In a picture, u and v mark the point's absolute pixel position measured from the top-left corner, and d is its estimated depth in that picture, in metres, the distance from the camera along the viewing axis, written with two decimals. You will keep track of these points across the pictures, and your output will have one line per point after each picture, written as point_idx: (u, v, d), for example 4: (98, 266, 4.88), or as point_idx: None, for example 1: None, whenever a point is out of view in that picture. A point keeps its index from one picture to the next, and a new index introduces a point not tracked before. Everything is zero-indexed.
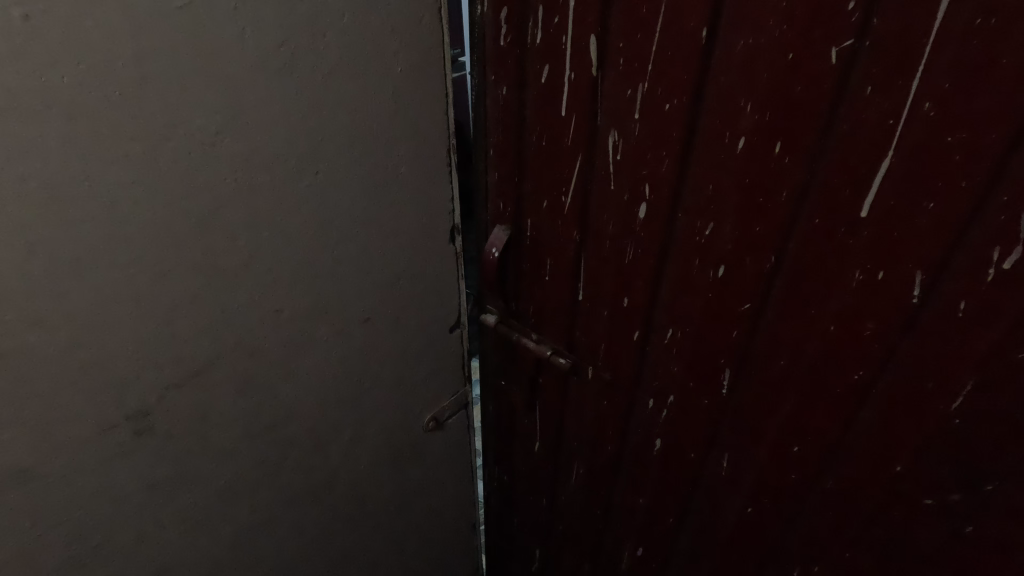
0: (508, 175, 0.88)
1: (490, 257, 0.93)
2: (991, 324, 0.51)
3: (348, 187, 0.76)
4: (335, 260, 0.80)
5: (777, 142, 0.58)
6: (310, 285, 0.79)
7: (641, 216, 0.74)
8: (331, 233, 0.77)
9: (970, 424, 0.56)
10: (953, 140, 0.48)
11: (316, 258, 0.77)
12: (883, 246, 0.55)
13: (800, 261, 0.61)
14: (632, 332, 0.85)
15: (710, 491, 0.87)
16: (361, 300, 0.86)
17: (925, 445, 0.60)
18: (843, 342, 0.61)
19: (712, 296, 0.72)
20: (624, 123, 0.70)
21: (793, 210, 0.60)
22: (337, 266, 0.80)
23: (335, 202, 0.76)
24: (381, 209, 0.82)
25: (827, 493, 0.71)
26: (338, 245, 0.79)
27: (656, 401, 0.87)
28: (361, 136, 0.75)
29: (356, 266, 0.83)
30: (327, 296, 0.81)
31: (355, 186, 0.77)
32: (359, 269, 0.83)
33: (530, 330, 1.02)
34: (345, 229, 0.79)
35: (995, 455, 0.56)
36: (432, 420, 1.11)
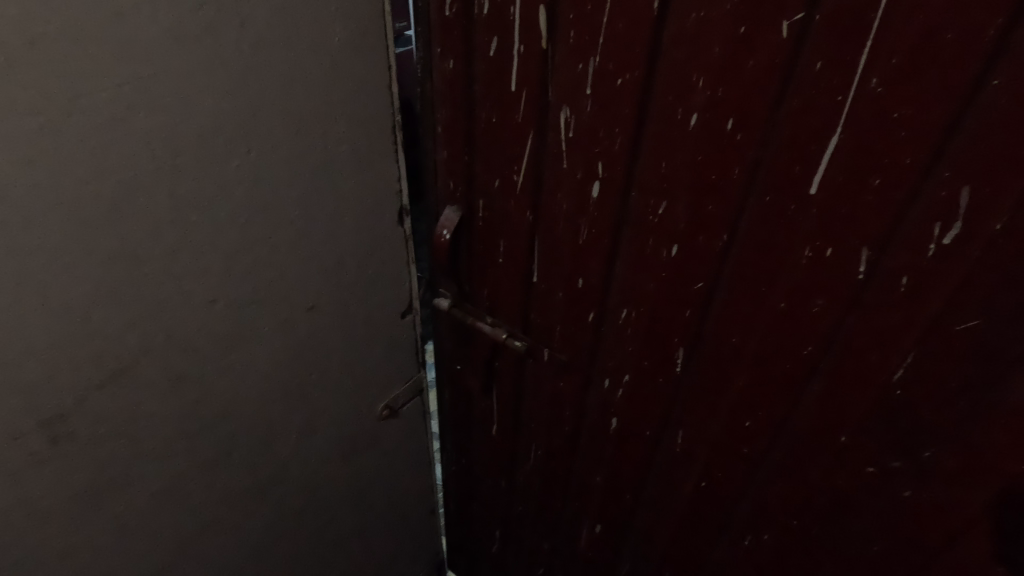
0: (458, 154, 0.85)
1: (440, 239, 0.90)
2: (930, 299, 0.53)
3: (285, 167, 0.71)
4: (275, 246, 0.75)
5: (729, 119, 0.57)
6: (247, 273, 0.73)
7: (595, 195, 0.73)
8: (268, 217, 0.72)
9: (907, 394, 0.59)
10: (899, 117, 0.48)
11: (253, 244, 0.72)
12: (830, 223, 0.56)
13: (751, 239, 0.62)
14: (587, 313, 0.84)
15: (665, 467, 0.89)
16: (305, 287, 0.82)
17: (867, 415, 0.62)
18: (794, 318, 0.63)
19: (666, 275, 0.72)
20: (576, 99, 0.68)
21: (744, 188, 0.60)
22: (276, 252, 0.75)
23: (271, 184, 0.71)
24: (322, 191, 0.77)
25: (777, 464, 0.74)
26: (277, 230, 0.74)
27: (611, 380, 0.88)
28: (297, 112, 0.69)
29: (298, 252, 0.78)
30: (268, 283, 0.77)
31: (293, 165, 0.72)
32: (301, 255, 0.79)
33: (485, 313, 1.00)
34: (283, 212, 0.74)
35: (930, 421, 0.58)
36: (386, 407, 1.08)
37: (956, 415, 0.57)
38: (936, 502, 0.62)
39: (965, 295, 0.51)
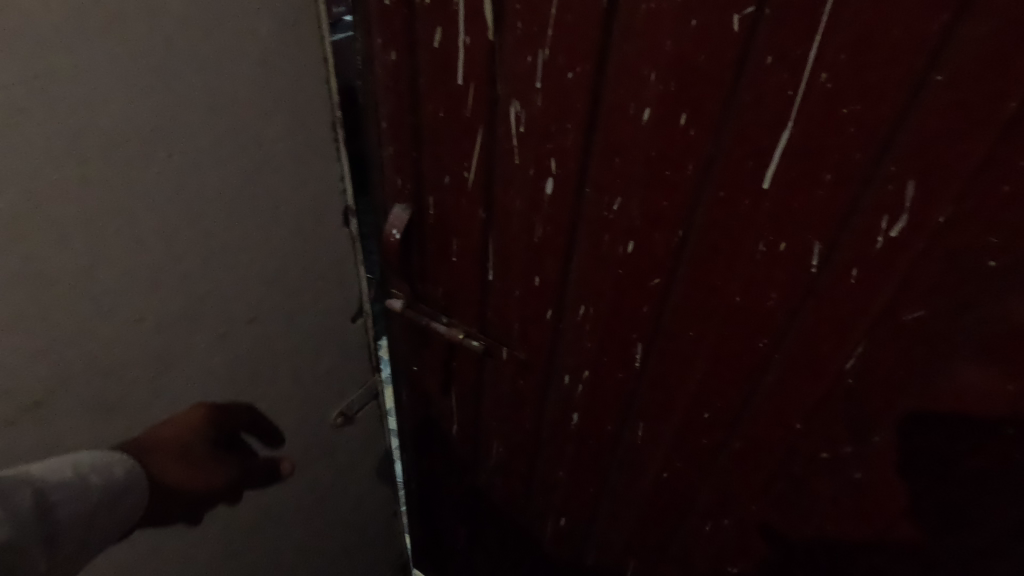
0: (404, 150, 0.81)
1: (389, 238, 0.86)
2: (878, 290, 0.54)
3: (213, 172, 0.66)
4: (206, 257, 0.70)
5: (683, 114, 0.56)
6: (177, 286, 0.68)
7: (549, 191, 0.71)
8: (197, 227, 0.67)
9: (859, 381, 0.60)
10: (848, 112, 0.48)
11: (183, 254, 0.67)
12: (783, 217, 0.56)
13: (706, 234, 0.62)
14: (545, 310, 0.83)
15: (626, 460, 0.89)
16: (244, 298, 0.77)
17: (819, 402, 0.64)
18: (749, 311, 0.63)
19: (622, 272, 0.71)
20: (526, 93, 0.65)
21: (698, 184, 0.60)
22: (208, 262, 0.70)
23: (197, 191, 0.65)
24: (257, 195, 0.72)
25: (735, 453, 0.75)
26: (207, 240, 0.69)
27: (571, 377, 0.87)
28: (225, 112, 0.64)
29: (235, 261, 0.73)
30: (202, 297, 0.72)
31: (223, 170, 0.67)
32: (237, 264, 0.74)
33: (440, 313, 0.97)
34: (214, 220, 0.68)
35: (882, 407, 0.60)
36: (341, 415, 1.04)
37: (905, 401, 0.58)
38: (883, 483, 0.65)
39: (912, 285, 0.53)
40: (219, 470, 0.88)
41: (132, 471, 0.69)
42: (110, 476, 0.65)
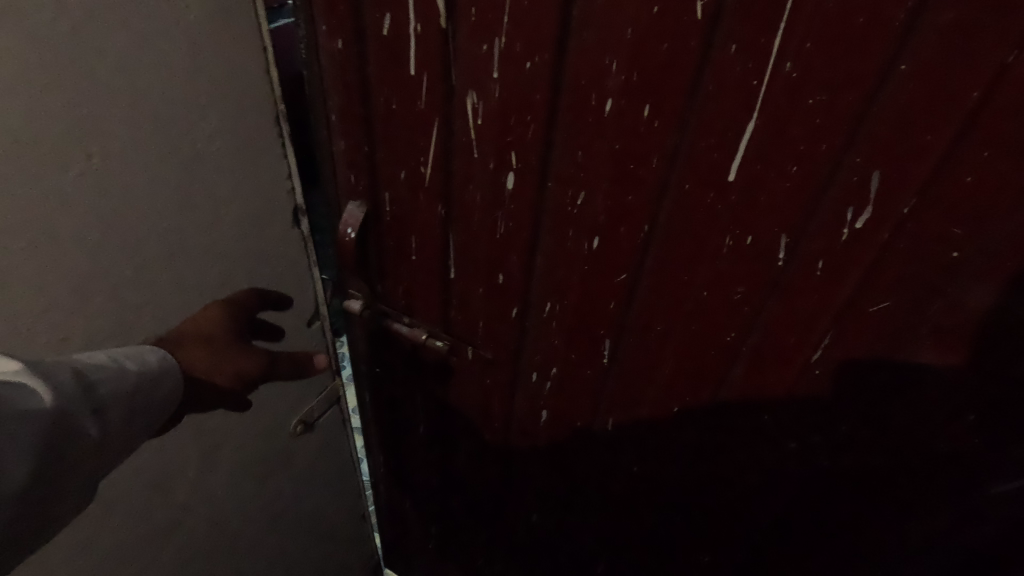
0: (356, 143, 0.76)
1: (344, 238, 0.82)
2: (843, 282, 0.54)
3: (140, 172, 0.62)
4: (139, 261, 0.67)
5: (646, 105, 0.54)
6: (109, 291, 0.66)
7: (510, 186, 0.68)
8: (127, 231, 0.64)
9: (825, 371, 0.61)
10: (814, 103, 0.47)
11: (112, 259, 0.64)
12: (749, 210, 0.55)
13: (671, 228, 0.60)
14: (510, 308, 0.80)
15: (597, 454, 0.89)
16: (185, 303, 0.74)
17: (787, 391, 0.64)
18: (716, 304, 0.62)
19: (588, 268, 0.69)
20: (482, 83, 0.62)
21: (663, 177, 0.58)
22: (143, 267, 0.67)
23: (123, 194, 0.62)
24: (194, 196, 0.68)
25: (704, 443, 0.75)
26: (138, 244, 0.66)
27: (539, 374, 0.85)
28: (149, 109, 0.60)
29: (172, 265, 0.70)
30: (138, 302, 0.69)
31: (151, 170, 0.63)
32: (175, 269, 0.71)
33: (401, 313, 0.93)
34: (146, 223, 0.65)
35: (850, 396, 0.61)
36: (300, 422, 1.05)
37: (873, 388, 0.59)
38: (851, 468, 0.66)
39: (877, 276, 0.53)
40: (246, 361, 0.81)
41: (163, 359, 0.66)
42: (137, 367, 0.61)
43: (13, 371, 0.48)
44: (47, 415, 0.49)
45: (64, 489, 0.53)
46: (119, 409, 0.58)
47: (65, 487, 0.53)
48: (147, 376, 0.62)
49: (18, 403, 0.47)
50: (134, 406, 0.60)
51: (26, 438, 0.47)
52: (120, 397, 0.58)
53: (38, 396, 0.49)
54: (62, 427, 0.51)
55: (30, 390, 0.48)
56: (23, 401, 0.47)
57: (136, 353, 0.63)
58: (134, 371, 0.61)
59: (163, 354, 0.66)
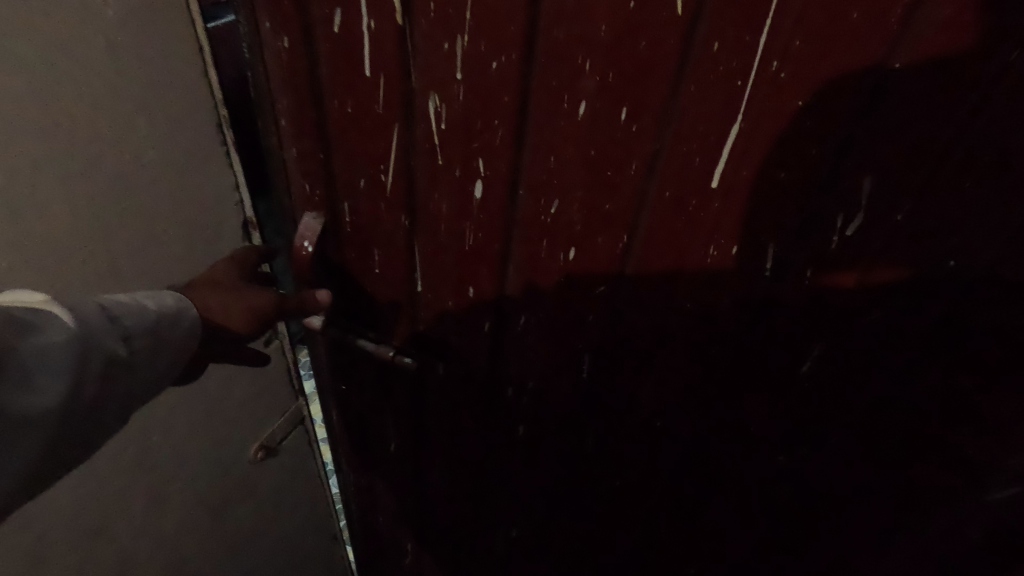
0: (309, 151, 0.70)
1: (300, 251, 0.75)
2: (835, 290, 0.52)
3: (59, 188, 0.56)
4: (61, 284, 0.61)
5: (623, 108, 0.50)
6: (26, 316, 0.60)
7: (478, 195, 0.63)
8: (47, 249, 0.58)
9: (818, 377, 0.58)
10: (804, 105, 0.44)
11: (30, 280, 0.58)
12: (735, 218, 0.51)
13: (652, 238, 0.57)
14: (482, 323, 0.76)
15: (578, 469, 0.85)
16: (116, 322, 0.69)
17: (778, 397, 0.62)
18: (702, 315, 0.59)
19: (564, 280, 0.65)
20: (445, 85, 0.57)
21: (642, 184, 0.54)
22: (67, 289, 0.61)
23: (40, 212, 0.56)
24: (124, 212, 0.62)
25: (691, 454, 0.73)
26: (55, 263, 0.59)
27: (515, 388, 0.81)
28: (65, 118, 0.54)
29: (102, 286, 0.64)
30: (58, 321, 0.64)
31: (72, 185, 0.57)
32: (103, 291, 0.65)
33: (367, 329, 0.87)
34: (70, 241, 0.59)
35: (845, 399, 0.59)
36: (261, 448, 0.98)
37: (867, 393, 0.57)
38: (837, 474, 0.65)
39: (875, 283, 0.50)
40: (258, 300, 0.65)
41: (183, 300, 0.58)
42: (161, 305, 0.55)
43: (38, 300, 0.46)
44: (66, 346, 0.46)
45: (102, 417, 0.52)
46: (144, 345, 0.53)
47: (97, 414, 0.51)
48: (170, 315, 0.56)
49: (34, 332, 0.44)
50: (162, 342, 0.55)
51: (51, 365, 0.45)
52: (145, 332, 0.53)
53: (61, 325, 0.46)
54: (83, 359, 0.47)
55: (50, 320, 0.46)
56: (43, 332, 0.45)
57: (155, 291, 0.56)
58: (157, 308, 0.55)
59: (181, 295, 0.58)
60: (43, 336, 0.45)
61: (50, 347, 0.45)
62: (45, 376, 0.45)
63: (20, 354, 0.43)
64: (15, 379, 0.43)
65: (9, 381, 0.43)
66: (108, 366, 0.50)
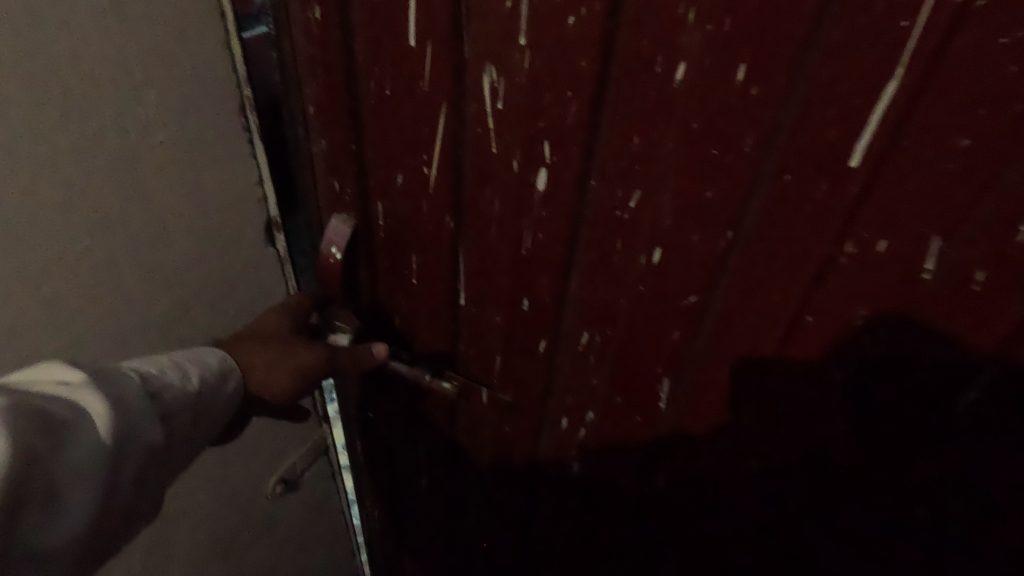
0: (342, 143, 0.61)
1: (327, 258, 0.66)
2: (1014, 297, 0.40)
3: (67, 169, 0.51)
4: (66, 283, 0.55)
5: (741, 66, 0.40)
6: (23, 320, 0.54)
7: (541, 187, 0.53)
8: (54, 240, 0.53)
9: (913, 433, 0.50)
10: (1008, 44, 0.33)
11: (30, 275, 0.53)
12: (892, 206, 0.40)
13: (762, 235, 0.46)
14: (536, 342, 0.65)
15: (643, 517, 0.73)
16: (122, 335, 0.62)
17: (865, 449, 0.53)
18: (824, 331, 0.48)
19: (644, 290, 0.54)
20: (505, 52, 0.48)
21: (756, 166, 0.43)
22: (67, 296, 0.56)
23: (43, 189, 0.50)
24: (133, 199, 0.56)
25: (791, 506, 0.60)
26: (67, 264, 0.55)
27: (571, 419, 0.70)
28: (75, 84, 0.48)
29: (110, 290, 0.59)
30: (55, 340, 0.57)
31: (81, 165, 0.51)
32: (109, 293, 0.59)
33: (401, 350, 0.77)
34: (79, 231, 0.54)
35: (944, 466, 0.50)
36: (280, 482, 0.87)
37: None
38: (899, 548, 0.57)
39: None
40: (298, 353, 0.61)
41: (225, 360, 0.59)
42: (203, 370, 0.56)
43: (75, 389, 0.44)
44: (108, 440, 0.44)
45: (129, 509, 0.49)
46: (184, 417, 0.53)
47: (120, 510, 0.47)
48: (210, 379, 0.56)
49: (74, 430, 0.42)
50: (200, 412, 0.55)
51: (88, 469, 0.43)
52: (187, 402, 0.53)
53: (102, 415, 0.44)
54: (127, 449, 0.46)
55: (87, 412, 0.44)
56: (80, 430, 0.43)
57: (199, 354, 0.57)
58: (198, 378, 0.55)
59: (224, 355, 0.59)
60: (82, 432, 0.43)
61: (89, 447, 0.43)
62: (83, 480, 0.42)
63: (55, 459, 0.41)
64: (47, 496, 0.41)
65: (42, 500, 0.40)
66: (152, 450, 0.48)
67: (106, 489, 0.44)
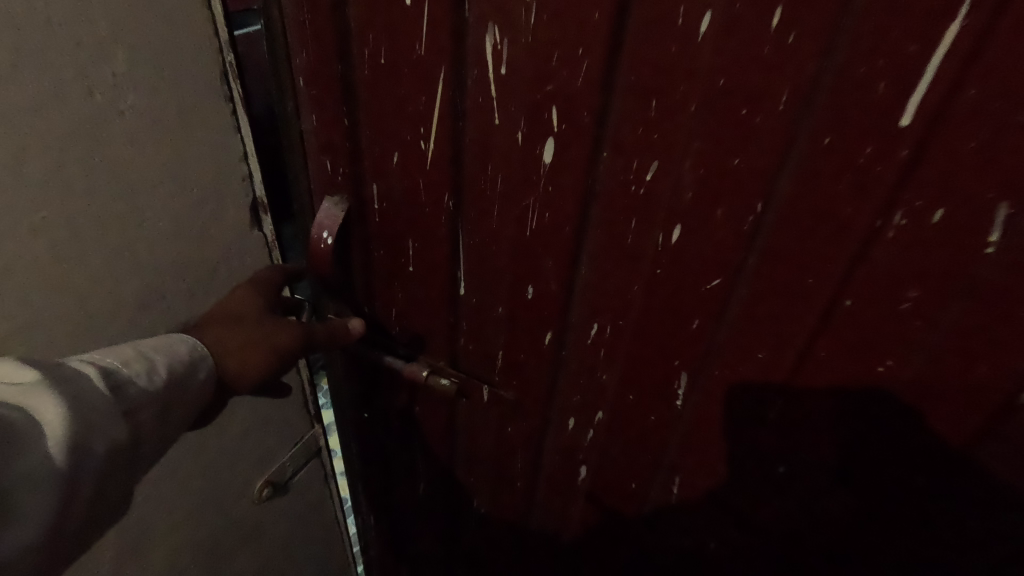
0: (334, 118, 0.57)
1: (318, 244, 0.62)
2: None
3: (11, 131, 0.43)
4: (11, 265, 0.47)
5: (778, 11, 0.35)
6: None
7: (548, 160, 0.48)
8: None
9: (923, 457, 0.48)
10: None
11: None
12: (950, 169, 0.35)
13: (796, 208, 0.41)
14: (541, 334, 0.60)
15: (655, 521, 0.69)
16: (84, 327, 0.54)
17: (889, 467, 0.50)
18: (865, 317, 0.43)
19: (661, 273, 0.49)
20: (510, 8, 0.43)
21: (792, 128, 0.38)
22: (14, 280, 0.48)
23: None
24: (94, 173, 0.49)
25: (817, 508, 0.56)
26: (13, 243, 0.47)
27: (578, 419, 0.65)
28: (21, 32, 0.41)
29: (66, 275, 0.51)
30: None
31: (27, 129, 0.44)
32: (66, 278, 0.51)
33: (397, 345, 0.72)
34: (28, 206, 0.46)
35: (967, 496, 0.47)
36: (267, 485, 0.83)
37: None
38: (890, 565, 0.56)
39: None
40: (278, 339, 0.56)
41: (197, 348, 0.53)
42: (172, 360, 0.50)
43: (17, 391, 0.39)
44: (61, 450, 0.39)
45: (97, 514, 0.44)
46: (151, 413, 0.47)
47: (88, 516, 0.43)
48: (180, 371, 0.50)
49: (18, 438, 0.37)
50: (172, 406, 0.49)
51: (40, 479, 0.38)
52: (153, 397, 0.47)
53: (54, 418, 0.39)
54: (82, 456, 0.40)
55: (34, 417, 0.39)
56: (25, 436, 0.38)
57: (166, 342, 0.51)
58: (166, 368, 0.49)
59: (195, 343, 0.53)
60: (33, 445, 0.38)
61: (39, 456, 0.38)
62: (35, 494, 0.37)
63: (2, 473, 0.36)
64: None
65: None
66: (111, 452, 0.43)
67: (64, 501, 0.39)
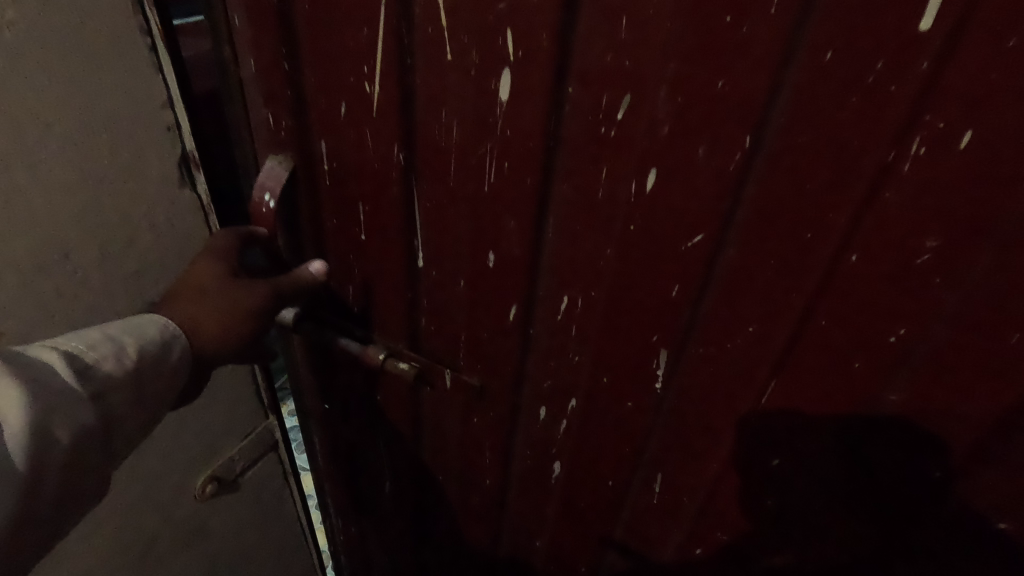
0: (270, 61, 0.50)
1: (260, 208, 0.55)
2: None
3: None
4: None
5: None
6: None
7: (505, 96, 0.42)
8: None
9: (932, 449, 0.41)
10: None
11: None
12: (982, 79, 0.28)
13: (793, 141, 0.34)
14: (506, 310, 0.53)
15: (636, 523, 0.62)
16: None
17: (902, 463, 0.43)
18: (875, 276, 0.36)
19: (636, 230, 0.42)
20: None
21: (786, 38, 0.32)
22: None
23: None
24: None
25: (816, 510, 0.49)
26: None
27: (549, 407, 0.58)
28: None
29: None
30: None
31: None
32: None
33: (354, 326, 0.66)
34: None
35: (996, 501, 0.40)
36: (212, 480, 0.75)
37: None
38: None
39: None
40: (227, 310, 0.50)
41: (171, 328, 0.47)
42: (143, 342, 0.44)
43: None
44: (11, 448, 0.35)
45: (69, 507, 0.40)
46: (125, 399, 0.43)
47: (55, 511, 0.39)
48: (152, 355, 0.45)
49: None
50: (144, 392, 0.44)
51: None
52: (123, 383, 0.43)
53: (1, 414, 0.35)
54: (43, 451, 0.37)
55: None
56: None
57: (137, 323, 0.45)
58: (137, 353, 0.44)
59: (168, 322, 0.47)
60: None
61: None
62: None
63: None
64: None
65: None
66: (75, 444, 0.39)
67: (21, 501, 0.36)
